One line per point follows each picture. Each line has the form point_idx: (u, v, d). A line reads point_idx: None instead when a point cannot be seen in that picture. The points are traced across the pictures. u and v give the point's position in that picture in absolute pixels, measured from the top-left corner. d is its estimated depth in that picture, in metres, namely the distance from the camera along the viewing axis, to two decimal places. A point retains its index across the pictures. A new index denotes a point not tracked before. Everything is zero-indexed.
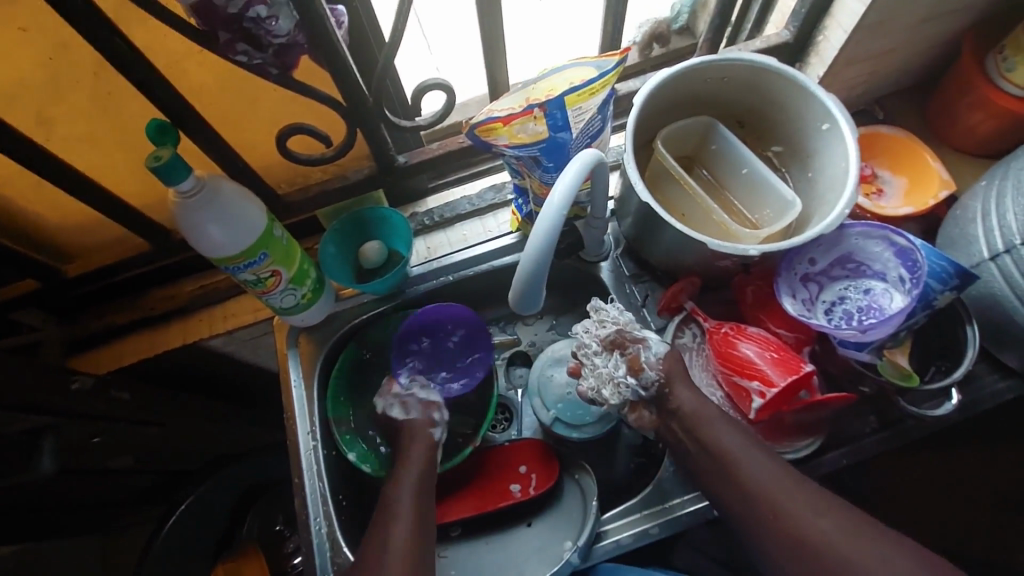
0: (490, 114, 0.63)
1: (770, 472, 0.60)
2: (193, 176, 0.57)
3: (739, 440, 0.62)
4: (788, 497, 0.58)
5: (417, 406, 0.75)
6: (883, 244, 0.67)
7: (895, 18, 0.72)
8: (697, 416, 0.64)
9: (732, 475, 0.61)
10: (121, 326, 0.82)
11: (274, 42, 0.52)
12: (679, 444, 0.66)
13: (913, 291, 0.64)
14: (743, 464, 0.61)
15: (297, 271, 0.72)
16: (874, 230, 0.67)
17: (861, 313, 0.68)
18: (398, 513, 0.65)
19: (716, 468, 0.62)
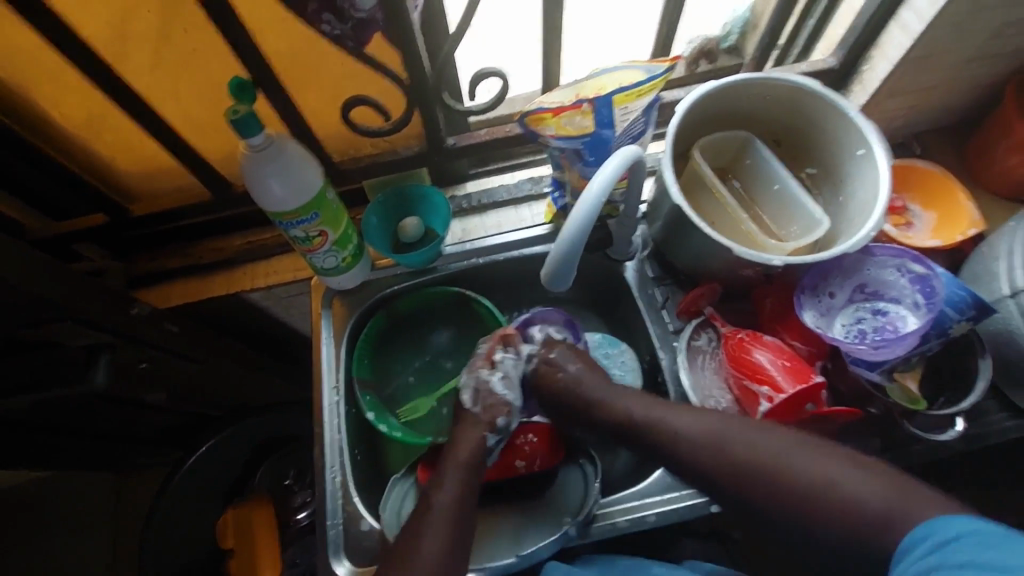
0: (541, 105, 0.67)
1: (768, 443, 0.61)
2: (264, 133, 0.63)
3: (725, 427, 0.63)
4: (771, 452, 0.60)
5: (487, 403, 0.72)
6: (901, 271, 0.70)
7: (941, 55, 0.74)
8: (663, 419, 0.66)
9: (721, 458, 0.62)
10: (171, 269, 0.87)
11: (356, 16, 0.58)
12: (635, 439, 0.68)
13: (928, 315, 0.66)
14: (728, 444, 0.62)
15: (342, 235, 0.76)
16: (892, 257, 0.70)
17: (875, 333, 0.70)
18: (448, 471, 0.68)
19: (693, 456, 0.63)
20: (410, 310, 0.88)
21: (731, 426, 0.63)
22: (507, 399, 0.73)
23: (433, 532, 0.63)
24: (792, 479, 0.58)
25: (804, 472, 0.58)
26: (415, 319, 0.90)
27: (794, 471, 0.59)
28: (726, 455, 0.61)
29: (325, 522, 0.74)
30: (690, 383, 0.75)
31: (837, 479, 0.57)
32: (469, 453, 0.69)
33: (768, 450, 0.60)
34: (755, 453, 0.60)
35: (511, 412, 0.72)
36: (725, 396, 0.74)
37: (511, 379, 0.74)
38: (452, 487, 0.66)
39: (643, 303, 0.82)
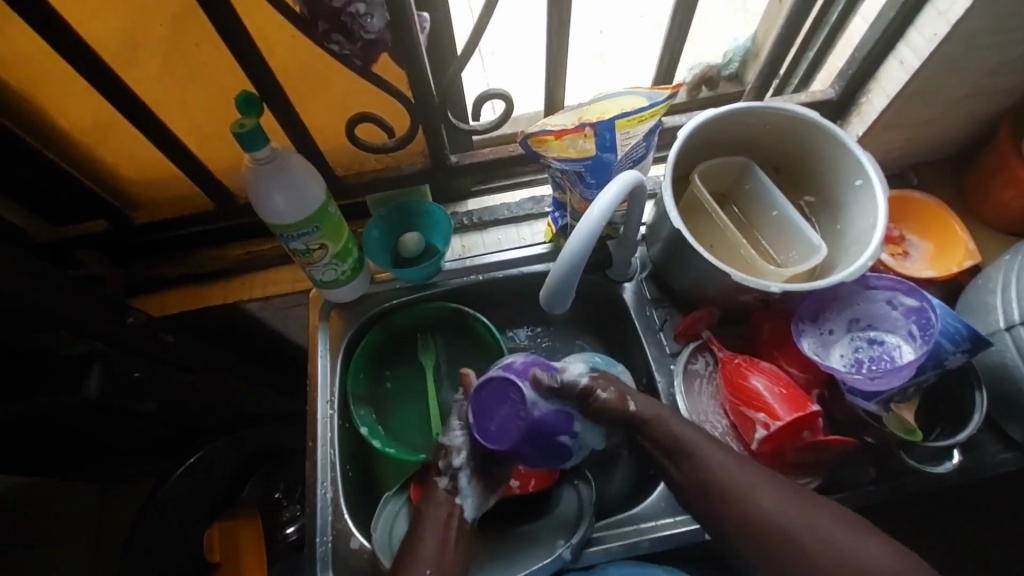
0: (544, 127, 0.67)
1: (781, 503, 0.61)
2: (269, 147, 0.63)
3: (746, 476, 0.62)
4: (789, 514, 0.60)
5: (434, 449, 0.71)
6: (892, 304, 0.70)
7: (937, 89, 0.75)
8: (691, 449, 0.65)
9: (740, 508, 0.61)
10: (169, 277, 0.87)
11: (365, 37, 0.58)
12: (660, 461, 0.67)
13: (924, 347, 0.66)
14: (746, 494, 0.61)
15: (341, 249, 0.76)
16: (891, 288, 0.70)
17: (871, 362, 0.70)
18: (424, 524, 0.66)
19: (712, 493, 0.63)
20: (407, 325, 0.88)
21: (747, 469, 0.63)
22: (444, 441, 0.70)
23: (429, 570, 0.63)
24: (802, 542, 0.59)
25: (817, 537, 0.59)
26: (411, 336, 0.89)
27: (807, 533, 0.59)
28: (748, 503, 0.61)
29: (314, 538, 0.74)
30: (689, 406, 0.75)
31: (844, 546, 0.58)
32: (432, 507, 0.67)
33: (782, 509, 0.60)
34: (771, 506, 0.60)
35: (450, 452, 0.69)
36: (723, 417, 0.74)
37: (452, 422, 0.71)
38: (430, 539, 0.65)
39: (641, 325, 0.82)
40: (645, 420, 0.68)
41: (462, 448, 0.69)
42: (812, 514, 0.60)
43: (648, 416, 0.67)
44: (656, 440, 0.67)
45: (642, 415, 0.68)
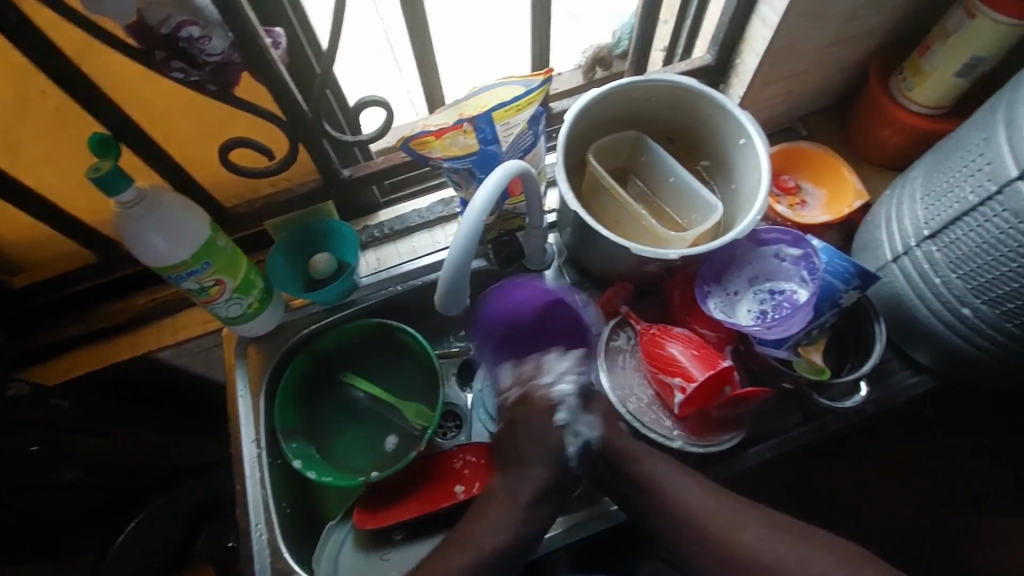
0: (424, 128, 0.66)
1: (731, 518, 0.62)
2: (134, 187, 0.60)
3: (726, 510, 0.63)
4: (766, 547, 0.60)
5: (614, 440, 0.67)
6: (780, 256, 0.73)
7: (801, 42, 0.78)
8: (664, 484, 0.65)
9: (719, 547, 0.61)
10: (68, 339, 0.83)
11: (209, 61, 0.55)
12: (635, 505, 0.66)
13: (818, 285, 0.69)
14: (728, 531, 0.62)
15: (242, 281, 0.74)
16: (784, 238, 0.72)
17: (774, 311, 0.71)
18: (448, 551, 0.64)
19: (692, 531, 0.63)
20: (329, 350, 0.85)
21: (722, 503, 0.63)
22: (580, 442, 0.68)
23: None
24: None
25: (802, 573, 0.59)
26: (338, 358, 0.87)
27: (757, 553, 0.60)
28: (728, 537, 0.61)
29: None
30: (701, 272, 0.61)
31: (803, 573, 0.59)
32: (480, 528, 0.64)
33: (754, 539, 0.61)
34: (749, 538, 0.61)
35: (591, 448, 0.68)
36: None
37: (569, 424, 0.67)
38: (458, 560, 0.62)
39: None
40: (639, 485, 0.65)
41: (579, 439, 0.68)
42: (791, 546, 0.60)
43: (634, 474, 0.65)
44: (638, 492, 0.65)
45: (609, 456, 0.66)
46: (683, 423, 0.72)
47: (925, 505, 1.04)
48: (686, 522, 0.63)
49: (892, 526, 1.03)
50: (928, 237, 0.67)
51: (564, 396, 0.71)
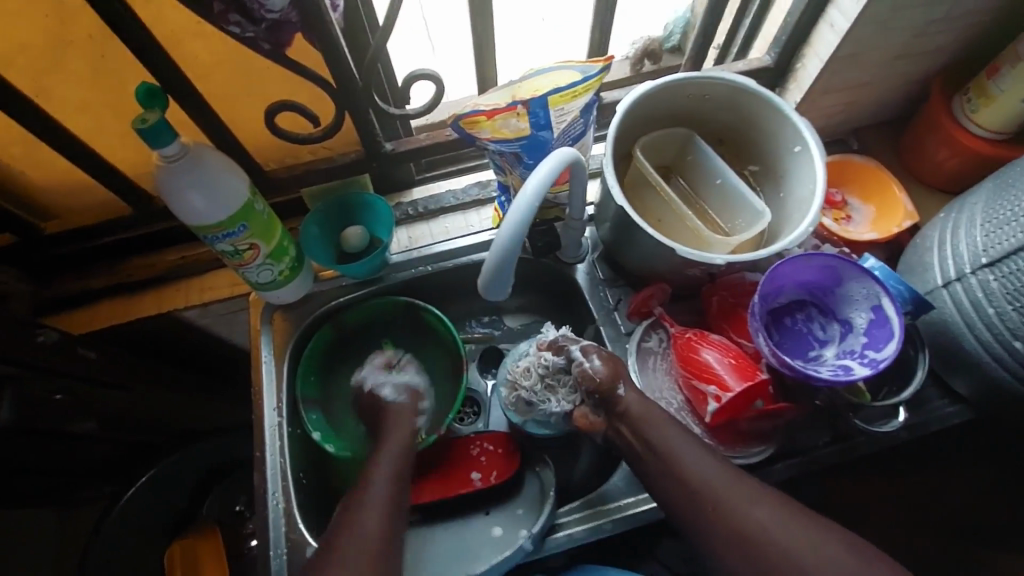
0: (475, 107, 0.64)
1: (755, 503, 0.61)
2: (178, 142, 0.59)
3: (738, 488, 0.62)
4: (778, 527, 0.59)
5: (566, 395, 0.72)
6: (859, 296, 0.63)
7: (869, 51, 0.75)
8: (684, 462, 0.64)
9: (731, 525, 0.60)
10: (95, 289, 0.83)
11: (268, 18, 0.53)
12: (657, 487, 0.65)
13: (887, 340, 0.60)
14: (736, 510, 0.61)
15: (275, 247, 0.73)
16: (861, 277, 0.62)
17: (838, 356, 0.63)
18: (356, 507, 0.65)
19: (701, 505, 0.62)
20: (355, 324, 0.85)
21: (743, 489, 0.62)
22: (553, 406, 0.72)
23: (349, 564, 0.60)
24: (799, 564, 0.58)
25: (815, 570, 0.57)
26: (363, 331, 0.86)
27: (768, 540, 0.59)
28: (744, 526, 0.60)
29: (268, 553, 0.70)
30: (826, 348, 0.64)
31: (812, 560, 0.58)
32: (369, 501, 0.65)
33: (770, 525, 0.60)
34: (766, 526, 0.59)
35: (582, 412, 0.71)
36: (859, 342, 0.63)
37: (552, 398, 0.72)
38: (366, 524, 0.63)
39: (595, 307, 0.82)
40: (657, 454, 0.65)
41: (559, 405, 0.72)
42: (803, 530, 0.60)
43: (654, 440, 0.66)
44: (654, 461, 0.65)
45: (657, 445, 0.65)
46: (712, 432, 0.71)
47: (941, 536, 1.02)
48: (700, 495, 0.62)
49: (904, 554, 1.01)
50: (986, 265, 0.65)
51: (599, 372, 0.69)
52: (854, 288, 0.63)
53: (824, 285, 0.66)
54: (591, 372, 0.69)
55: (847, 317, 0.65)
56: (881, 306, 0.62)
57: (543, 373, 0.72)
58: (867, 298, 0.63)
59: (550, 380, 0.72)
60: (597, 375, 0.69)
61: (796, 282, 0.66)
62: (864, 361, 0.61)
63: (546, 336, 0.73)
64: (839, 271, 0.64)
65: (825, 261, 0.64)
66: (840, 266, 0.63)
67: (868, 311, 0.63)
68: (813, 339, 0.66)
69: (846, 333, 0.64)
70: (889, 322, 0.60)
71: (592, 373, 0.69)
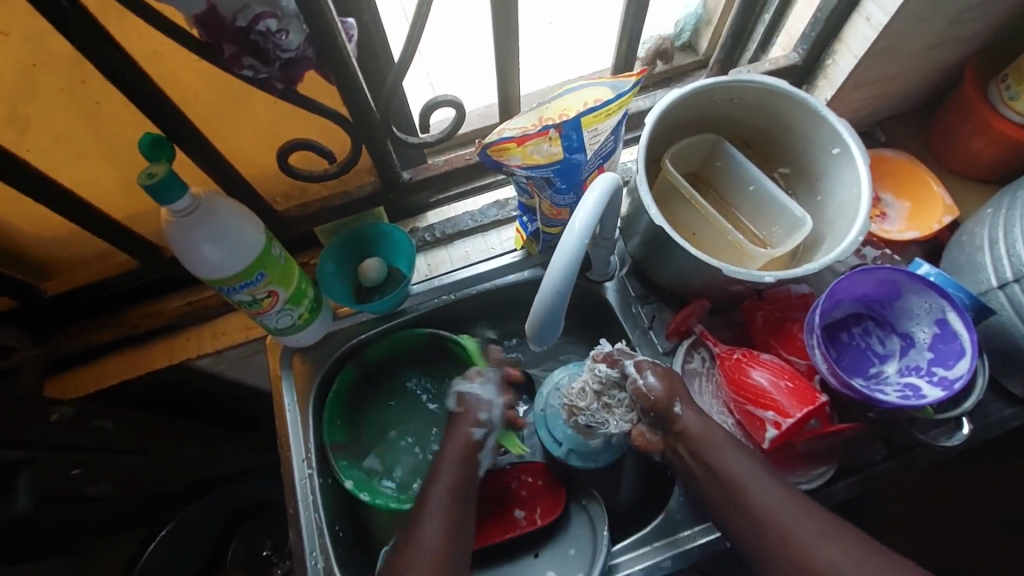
0: (502, 134, 0.60)
1: (819, 534, 0.59)
2: (189, 194, 0.54)
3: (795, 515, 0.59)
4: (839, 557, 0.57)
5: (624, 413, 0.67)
6: (921, 311, 0.63)
7: (905, 43, 0.72)
8: (747, 487, 0.61)
9: (799, 561, 0.58)
10: (103, 344, 0.79)
11: (282, 57, 0.48)
12: (719, 514, 0.62)
13: (958, 357, 0.60)
14: (805, 541, 0.58)
15: (294, 291, 0.69)
16: (925, 291, 0.62)
17: (904, 373, 0.63)
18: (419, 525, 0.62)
19: (767, 539, 0.59)
20: (378, 360, 0.80)
21: (806, 516, 0.59)
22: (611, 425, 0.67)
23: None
24: None
25: None
26: (386, 366, 0.82)
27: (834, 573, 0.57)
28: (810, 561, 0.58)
29: None
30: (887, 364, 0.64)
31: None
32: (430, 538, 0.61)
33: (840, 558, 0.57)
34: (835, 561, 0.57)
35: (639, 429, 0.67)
36: (924, 358, 0.63)
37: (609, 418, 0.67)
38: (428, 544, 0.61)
39: (629, 326, 0.79)
40: (719, 479, 0.62)
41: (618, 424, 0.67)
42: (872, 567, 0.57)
43: (715, 464, 0.62)
44: (720, 491, 0.62)
45: (717, 470, 0.62)
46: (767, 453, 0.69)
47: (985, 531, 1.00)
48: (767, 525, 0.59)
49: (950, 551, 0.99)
50: None
51: (655, 390, 0.65)
52: (915, 302, 0.63)
53: (881, 299, 0.66)
54: (646, 389, 0.65)
55: (908, 331, 0.64)
56: (947, 320, 0.61)
57: (600, 389, 0.67)
58: (930, 312, 0.62)
59: (608, 396, 0.67)
60: (652, 393, 0.65)
61: (853, 296, 0.66)
62: (932, 379, 0.61)
63: (600, 348, 0.68)
64: (900, 286, 0.63)
65: (886, 275, 0.63)
66: (900, 281, 0.63)
67: (932, 325, 0.62)
68: (872, 353, 0.66)
69: (910, 349, 0.64)
70: (957, 338, 0.60)
71: (647, 391, 0.65)
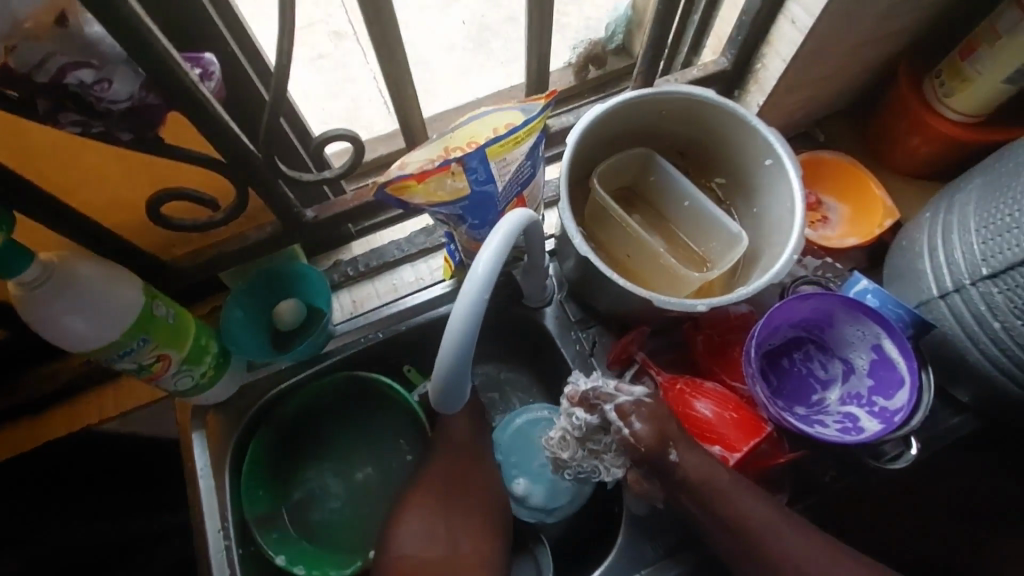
0: (403, 170, 0.54)
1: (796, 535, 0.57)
2: (39, 262, 0.48)
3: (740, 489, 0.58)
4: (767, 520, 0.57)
5: (614, 458, 0.58)
6: (860, 338, 0.61)
7: (832, 45, 0.68)
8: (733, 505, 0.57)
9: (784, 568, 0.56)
10: (11, 409, 0.74)
11: (117, 108, 0.42)
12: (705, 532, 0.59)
13: (898, 387, 0.57)
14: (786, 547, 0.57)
15: (192, 350, 0.62)
16: (861, 317, 0.59)
17: (845, 403, 0.60)
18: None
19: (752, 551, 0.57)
20: (302, 411, 0.74)
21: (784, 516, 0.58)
22: (602, 472, 0.59)
23: None
24: None
25: None
26: (312, 417, 0.75)
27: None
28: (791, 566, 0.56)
29: None
30: (829, 391, 0.62)
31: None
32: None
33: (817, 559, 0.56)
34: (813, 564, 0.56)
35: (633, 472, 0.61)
36: (864, 385, 0.60)
37: (596, 463, 0.59)
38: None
39: (569, 354, 0.75)
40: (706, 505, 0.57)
41: (608, 469, 0.58)
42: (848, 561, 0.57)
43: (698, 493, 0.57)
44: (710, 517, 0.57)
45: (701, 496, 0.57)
46: None
47: None
48: (724, 516, 0.57)
49: None
50: (988, 277, 0.59)
51: (644, 440, 0.56)
52: (851, 329, 0.61)
53: (820, 323, 0.63)
54: (633, 440, 0.56)
55: (847, 357, 0.62)
56: (882, 347, 0.59)
57: (581, 435, 0.58)
58: (865, 338, 0.60)
59: (592, 439, 0.58)
60: (641, 442, 0.56)
61: (791, 322, 0.63)
62: (871, 410, 0.58)
63: (576, 387, 0.58)
64: (836, 313, 0.61)
65: (822, 301, 0.60)
66: (837, 308, 0.61)
67: (869, 352, 0.60)
68: (814, 380, 0.63)
69: (851, 376, 0.61)
70: (895, 366, 0.58)
71: (635, 441, 0.56)
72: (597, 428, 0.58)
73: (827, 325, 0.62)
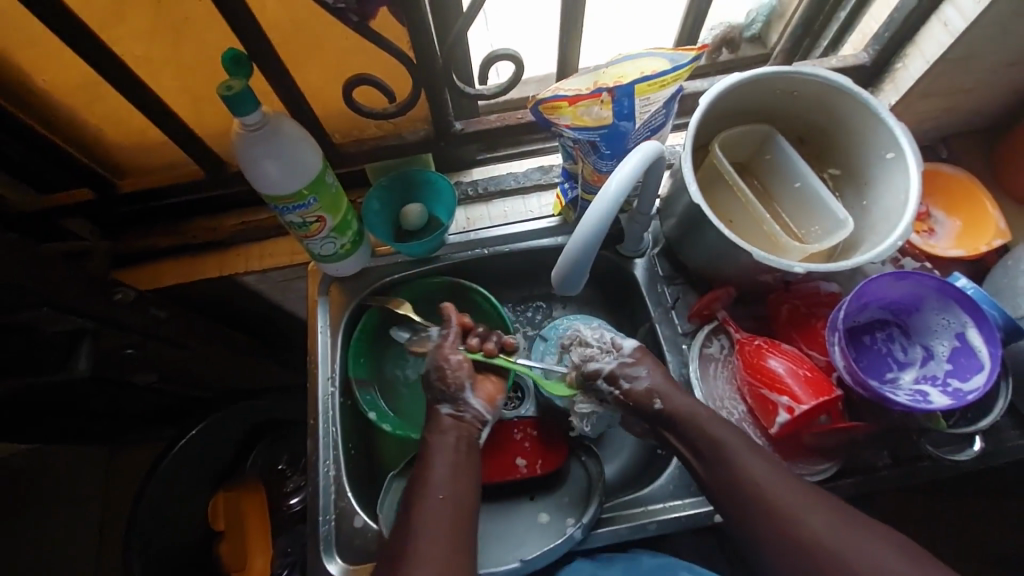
0: (557, 92, 0.62)
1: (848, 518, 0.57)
2: (260, 111, 0.59)
3: (791, 475, 0.59)
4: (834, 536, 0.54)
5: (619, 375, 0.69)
6: (946, 324, 0.64)
7: (981, 55, 0.70)
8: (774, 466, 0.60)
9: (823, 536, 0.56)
10: (163, 248, 0.85)
11: None
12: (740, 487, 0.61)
13: (977, 370, 0.61)
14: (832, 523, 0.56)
15: (340, 220, 0.73)
16: (953, 304, 0.63)
17: (919, 382, 0.64)
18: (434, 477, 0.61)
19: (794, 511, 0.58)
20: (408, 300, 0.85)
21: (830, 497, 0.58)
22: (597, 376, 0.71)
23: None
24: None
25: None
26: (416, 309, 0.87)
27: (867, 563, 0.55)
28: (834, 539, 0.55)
29: (317, 518, 0.73)
30: (904, 371, 0.65)
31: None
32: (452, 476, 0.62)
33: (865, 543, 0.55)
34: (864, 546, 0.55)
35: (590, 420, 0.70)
36: (941, 369, 0.64)
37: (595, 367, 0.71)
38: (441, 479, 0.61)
39: (652, 303, 0.80)
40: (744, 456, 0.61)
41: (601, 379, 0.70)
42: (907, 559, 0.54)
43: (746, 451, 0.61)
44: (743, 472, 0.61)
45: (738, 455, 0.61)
46: (776, 444, 0.69)
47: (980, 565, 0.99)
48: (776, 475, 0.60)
49: None
50: None
51: (634, 392, 0.68)
52: (939, 315, 0.65)
53: (908, 308, 0.67)
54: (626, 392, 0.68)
55: (928, 343, 0.66)
56: (966, 335, 0.63)
57: (595, 349, 0.72)
58: (949, 327, 0.64)
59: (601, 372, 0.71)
60: (632, 395, 0.68)
61: (881, 301, 0.66)
62: (945, 389, 0.62)
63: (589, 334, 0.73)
64: (928, 298, 0.65)
65: (918, 283, 0.64)
66: (930, 293, 0.64)
67: (952, 339, 0.64)
68: (891, 359, 0.66)
69: (929, 359, 0.65)
70: (977, 353, 0.62)
71: (629, 390, 0.68)
72: (601, 365, 0.71)
73: (915, 309, 0.66)
